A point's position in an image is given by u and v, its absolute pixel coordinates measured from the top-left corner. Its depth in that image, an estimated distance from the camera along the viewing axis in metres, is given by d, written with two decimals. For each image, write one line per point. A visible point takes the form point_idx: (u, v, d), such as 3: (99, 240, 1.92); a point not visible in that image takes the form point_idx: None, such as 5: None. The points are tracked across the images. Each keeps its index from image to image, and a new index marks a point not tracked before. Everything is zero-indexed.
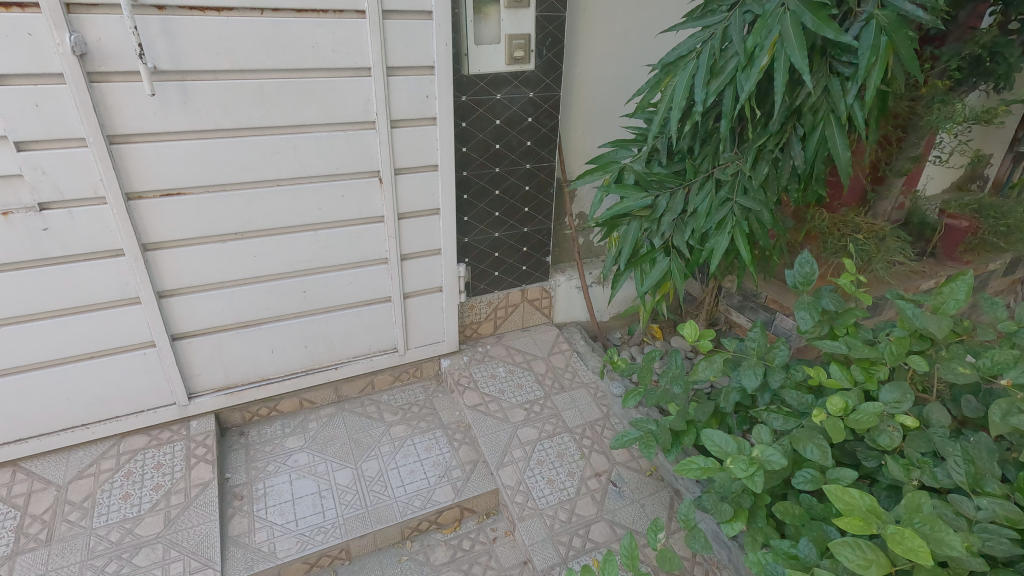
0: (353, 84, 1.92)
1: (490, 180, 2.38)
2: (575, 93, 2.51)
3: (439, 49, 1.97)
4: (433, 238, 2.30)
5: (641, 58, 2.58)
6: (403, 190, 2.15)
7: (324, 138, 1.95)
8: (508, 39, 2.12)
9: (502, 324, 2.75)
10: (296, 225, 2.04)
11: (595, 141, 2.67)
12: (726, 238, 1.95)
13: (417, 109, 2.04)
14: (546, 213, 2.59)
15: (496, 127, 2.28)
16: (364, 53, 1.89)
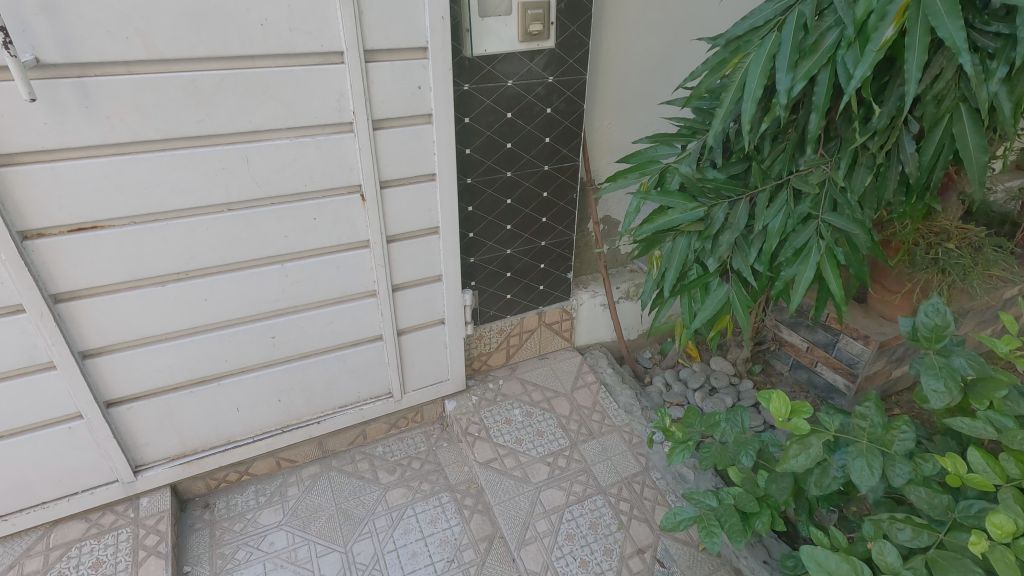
0: (320, 74, 1.44)
1: (501, 187, 1.93)
2: (601, 74, 2.04)
3: (434, 23, 1.49)
4: (431, 263, 1.86)
5: (680, 28, 2.10)
6: (392, 208, 1.69)
7: (286, 147, 1.48)
8: (521, 9, 1.64)
9: (515, 353, 2.33)
10: (257, 258, 1.60)
11: (624, 131, 2.21)
12: (811, 268, 1.50)
13: (407, 104, 1.57)
14: (567, 223, 2.14)
15: (507, 121, 1.81)
16: (333, 31, 1.41)
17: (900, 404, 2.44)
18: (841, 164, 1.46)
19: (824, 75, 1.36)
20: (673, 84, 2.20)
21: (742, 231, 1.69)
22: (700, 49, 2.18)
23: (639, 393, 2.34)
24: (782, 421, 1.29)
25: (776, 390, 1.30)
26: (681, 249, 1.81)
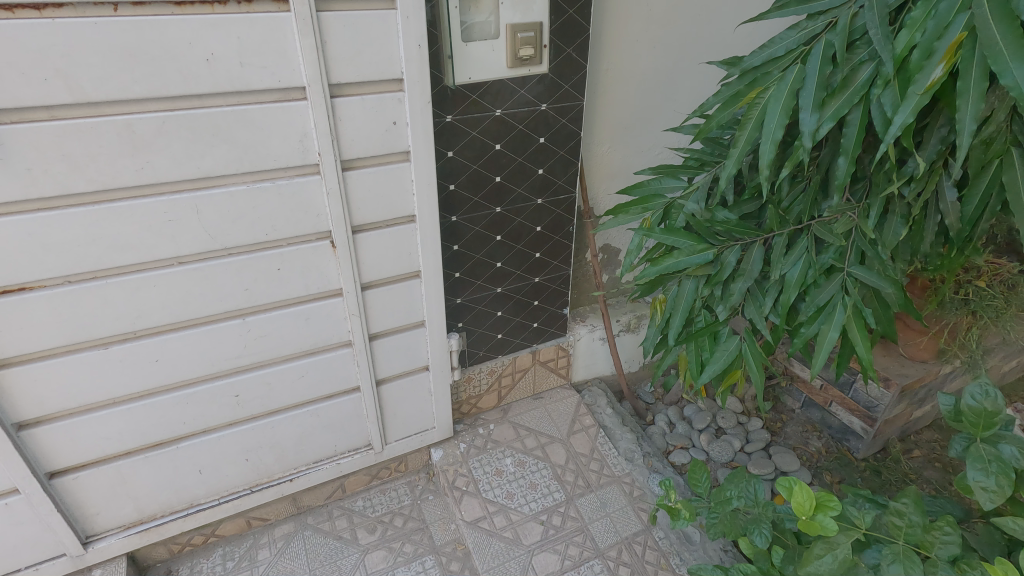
0: (278, 113, 1.26)
1: (490, 223, 1.76)
2: (601, 95, 1.87)
3: (410, 53, 1.32)
4: (412, 308, 1.69)
5: (685, 46, 1.92)
6: (366, 254, 1.53)
7: (243, 194, 1.32)
8: (510, 32, 1.46)
9: (507, 393, 2.16)
10: (215, 313, 1.43)
11: (625, 155, 2.04)
12: (835, 328, 1.32)
13: (381, 142, 1.39)
14: (563, 257, 1.97)
15: (495, 153, 1.64)
16: (293, 63, 1.23)
17: (919, 444, 2.28)
18: (871, 212, 1.29)
19: (855, 115, 1.18)
20: (678, 104, 2.03)
21: (757, 279, 1.52)
22: (709, 66, 2.00)
23: (641, 436, 2.18)
24: (806, 519, 1.11)
25: (797, 481, 1.13)
26: (687, 295, 1.64)
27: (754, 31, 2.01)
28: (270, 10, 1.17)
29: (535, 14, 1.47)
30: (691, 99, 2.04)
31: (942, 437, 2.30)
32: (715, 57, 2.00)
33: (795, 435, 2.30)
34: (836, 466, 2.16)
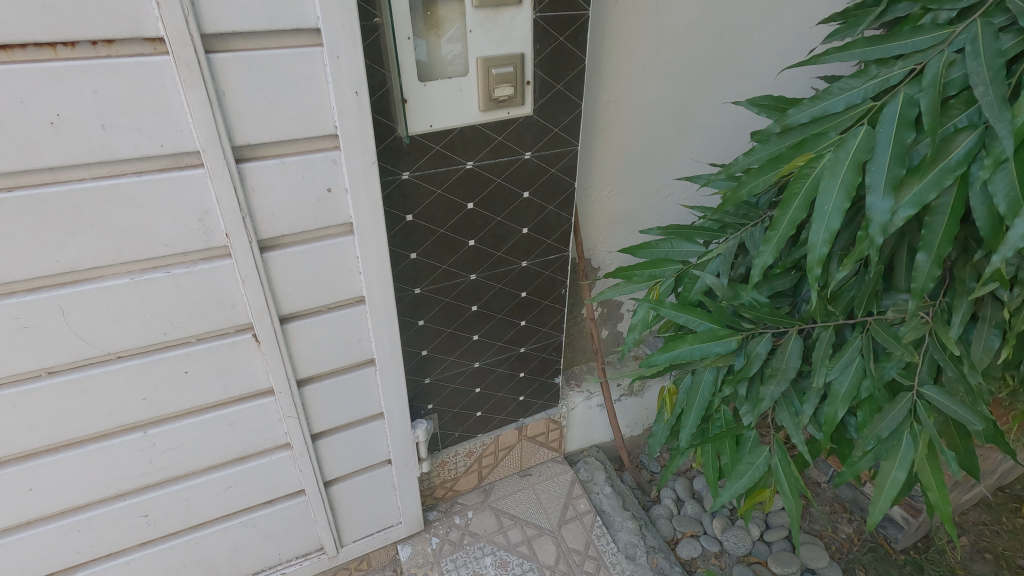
0: (165, 186, 0.94)
1: (463, 294, 1.44)
2: (600, 133, 1.55)
3: (344, 102, 0.99)
4: (367, 400, 1.38)
5: (703, 71, 1.59)
6: (302, 347, 1.22)
7: (127, 289, 1.00)
8: (482, 68, 1.14)
9: (489, 473, 1.86)
10: (105, 429, 1.13)
11: (629, 200, 1.73)
12: (902, 468, 1.00)
13: (311, 214, 1.08)
14: (554, 323, 1.66)
15: (468, 214, 1.32)
16: (179, 122, 0.90)
17: (965, 529, 1.97)
18: (954, 319, 0.97)
19: (946, 200, 0.86)
20: (693, 140, 1.70)
21: (792, 380, 1.21)
22: (731, 96, 1.67)
23: (644, 522, 1.87)
24: None
25: None
26: (704, 391, 1.33)
27: (787, 53, 1.67)
28: (140, 54, 0.85)
29: (514, 45, 1.15)
30: (708, 135, 1.71)
31: (990, 519, 2.00)
32: (739, 85, 1.66)
33: (821, 517, 1.99)
34: (870, 559, 1.85)
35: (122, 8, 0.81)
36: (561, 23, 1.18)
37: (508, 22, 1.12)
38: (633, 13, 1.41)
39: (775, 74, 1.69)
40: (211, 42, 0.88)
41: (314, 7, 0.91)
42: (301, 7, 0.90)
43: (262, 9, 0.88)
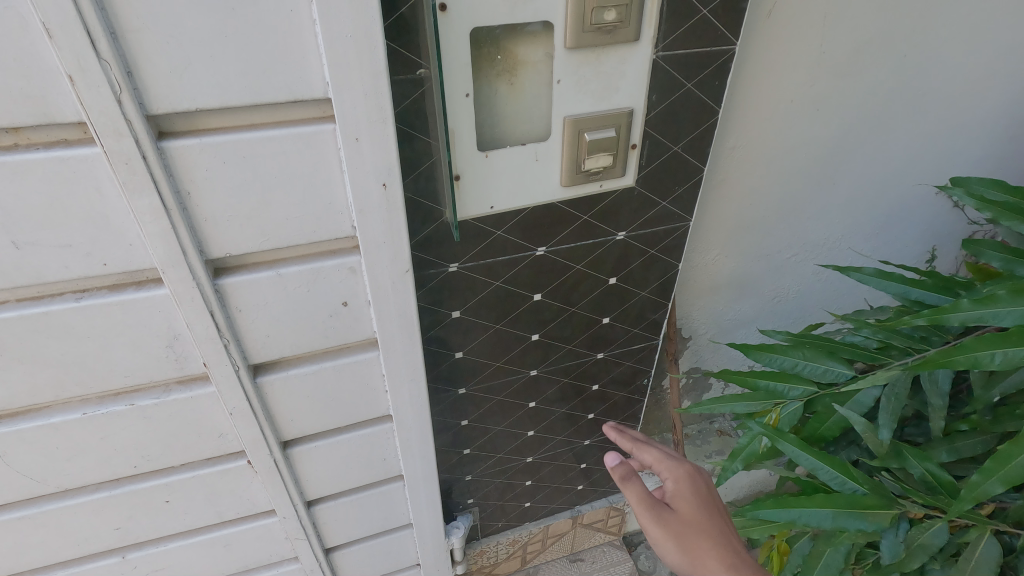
0: (118, 310, 0.68)
1: (520, 391, 1.14)
2: (716, 187, 1.16)
3: (365, 197, 0.67)
4: (394, 513, 1.13)
5: (873, 106, 1.14)
6: (314, 469, 0.96)
7: (80, 424, 0.76)
8: (571, 131, 0.79)
9: (534, 557, 1.60)
10: (72, 558, 0.92)
11: (740, 264, 1.33)
12: None
13: (320, 332, 0.79)
14: (630, 414, 1.34)
15: (534, 306, 1.00)
16: (126, 235, 0.62)
17: None
18: None
19: None
20: (839, 194, 1.28)
21: None
22: (903, 138, 1.22)
23: None
24: None
25: None
26: (828, 565, 0.97)
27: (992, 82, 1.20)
28: (61, 142, 0.56)
29: (620, 98, 0.79)
30: (860, 186, 1.27)
31: None
32: (917, 125, 1.21)
33: None
34: None
35: (19, 83, 0.51)
36: (692, 65, 0.81)
37: (614, 68, 0.76)
38: (791, 32, 0.99)
39: (970, 109, 1.22)
40: (169, 120, 0.59)
41: (322, 70, 0.58)
42: (301, 70, 0.58)
43: (240, 75, 0.56)
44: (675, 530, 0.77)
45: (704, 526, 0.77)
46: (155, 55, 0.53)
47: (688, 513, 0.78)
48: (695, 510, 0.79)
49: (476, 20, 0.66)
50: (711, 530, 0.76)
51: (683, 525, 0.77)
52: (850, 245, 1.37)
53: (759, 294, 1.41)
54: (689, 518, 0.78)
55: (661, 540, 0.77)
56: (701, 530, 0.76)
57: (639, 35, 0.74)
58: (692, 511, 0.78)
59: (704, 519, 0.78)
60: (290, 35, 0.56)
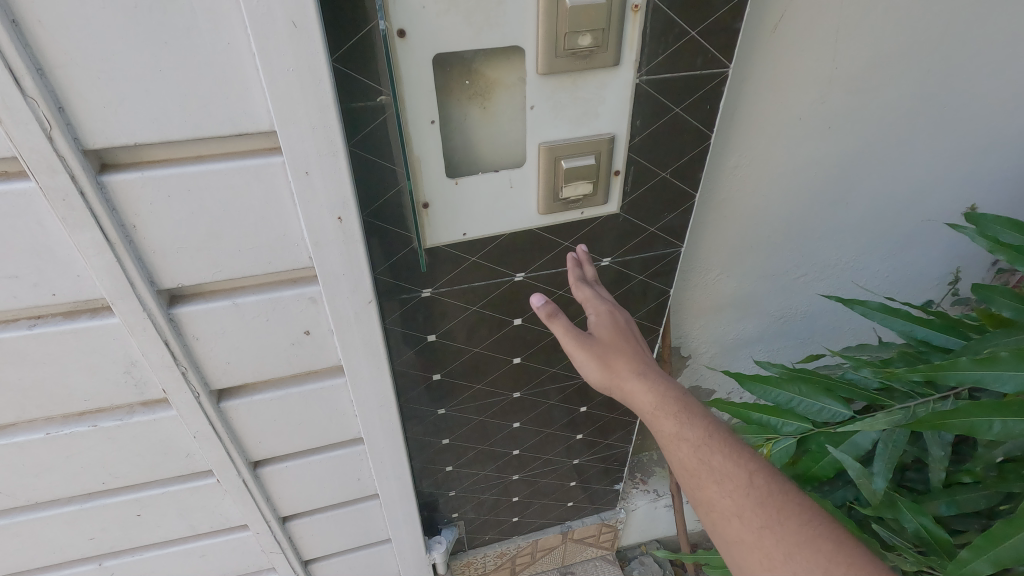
0: (72, 337, 0.67)
1: (503, 411, 1.12)
2: (718, 207, 1.07)
3: (319, 231, 0.65)
4: (372, 529, 1.12)
5: (893, 124, 1.06)
6: (286, 487, 0.96)
7: (44, 444, 0.76)
8: (548, 157, 0.74)
9: (524, 568, 1.58)
10: (48, 564, 0.93)
11: (743, 284, 1.25)
12: None
13: (283, 360, 0.77)
14: (622, 435, 1.31)
15: (514, 330, 0.97)
16: (73, 267, 0.61)
17: None
18: None
19: None
20: (853, 214, 1.19)
21: None
22: (926, 158, 1.14)
23: None
24: None
25: None
26: None
27: None
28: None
29: (601, 124, 0.74)
30: (877, 206, 1.19)
31: None
32: (942, 144, 1.12)
33: None
34: None
35: None
36: (681, 88, 0.75)
37: (592, 92, 0.71)
38: (801, 47, 0.91)
39: (1002, 128, 1.13)
40: (112, 153, 0.57)
41: (267, 103, 0.55)
42: (244, 102, 0.55)
43: (179, 108, 0.54)
44: (593, 349, 0.72)
45: (620, 344, 0.72)
46: (88, 90, 0.51)
47: (607, 333, 0.74)
48: (615, 334, 0.74)
49: (439, 46, 0.62)
50: (627, 346, 0.72)
51: (602, 343, 0.72)
52: (863, 267, 1.29)
53: (765, 316, 1.33)
54: (609, 337, 0.73)
55: (581, 359, 0.73)
56: (617, 348, 0.72)
57: (619, 59, 0.69)
58: (612, 330, 0.74)
59: (622, 340, 0.73)
60: (230, 67, 0.53)
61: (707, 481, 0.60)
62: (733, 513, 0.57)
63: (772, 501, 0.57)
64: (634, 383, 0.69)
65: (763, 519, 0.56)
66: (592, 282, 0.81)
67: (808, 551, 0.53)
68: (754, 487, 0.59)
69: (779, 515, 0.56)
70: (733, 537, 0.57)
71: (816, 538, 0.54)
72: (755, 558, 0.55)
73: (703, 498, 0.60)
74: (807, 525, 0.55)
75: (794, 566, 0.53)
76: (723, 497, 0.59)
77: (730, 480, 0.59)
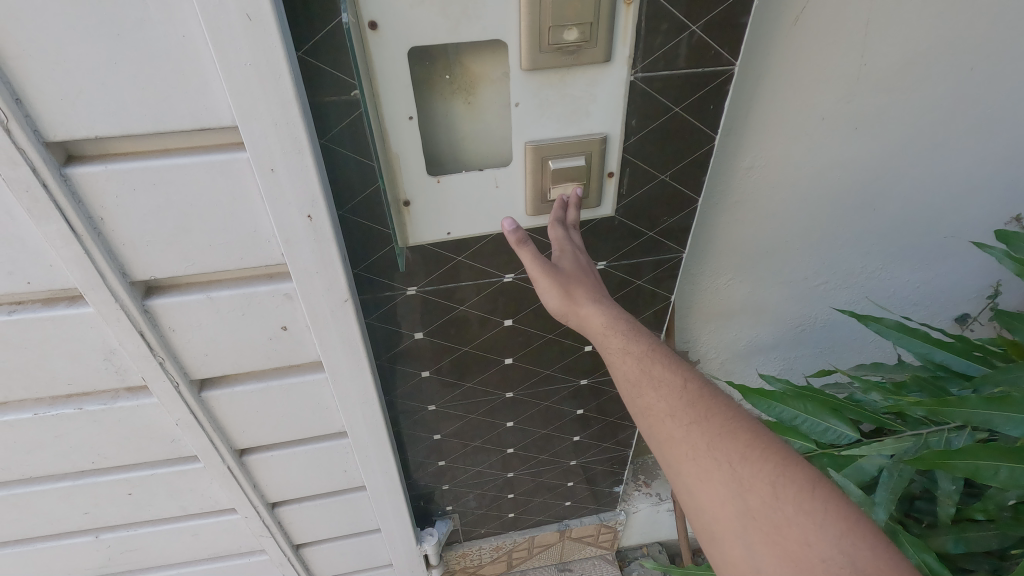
0: (50, 325, 0.67)
1: (496, 410, 1.10)
2: (731, 209, 0.99)
3: (288, 229, 0.63)
4: (361, 519, 1.12)
5: (930, 126, 0.97)
6: (273, 475, 0.96)
7: (33, 424, 0.78)
8: (536, 157, 0.71)
9: (521, 562, 1.58)
10: (47, 534, 0.97)
11: (758, 291, 1.16)
12: None
13: (262, 354, 0.77)
14: (620, 437, 1.28)
15: (505, 331, 0.95)
16: (45, 257, 0.61)
17: None
18: None
19: None
20: (883, 223, 1.10)
21: None
22: (965, 164, 1.04)
23: None
24: None
25: None
26: None
27: None
28: None
29: (593, 123, 0.70)
30: (908, 213, 1.10)
31: None
32: (985, 149, 1.03)
33: None
34: None
35: None
36: (679, 87, 0.71)
37: (582, 90, 0.67)
38: (827, 41, 0.82)
39: None
40: (78, 145, 0.56)
41: (227, 97, 0.54)
42: (205, 97, 0.54)
43: (138, 102, 0.53)
44: (556, 277, 0.69)
45: (583, 276, 0.71)
46: (45, 81, 0.50)
47: (572, 265, 0.71)
48: (580, 268, 0.71)
49: (413, 39, 0.59)
50: (589, 279, 0.71)
51: (566, 272, 0.70)
52: (891, 277, 1.20)
53: (781, 327, 1.25)
54: (573, 270, 0.71)
55: (543, 287, 0.69)
56: (581, 279, 0.70)
57: (611, 55, 0.64)
58: (577, 264, 0.71)
59: (586, 274, 0.71)
60: (187, 60, 0.51)
61: (645, 387, 0.62)
62: (666, 414, 0.59)
63: (702, 401, 0.60)
64: (590, 309, 0.68)
65: (692, 418, 0.58)
66: (569, 226, 0.75)
67: (729, 441, 0.56)
68: (687, 391, 0.61)
69: (707, 413, 0.59)
70: (664, 436, 0.59)
71: (737, 431, 0.57)
72: (682, 451, 0.57)
73: (640, 404, 0.62)
74: (730, 421, 0.58)
75: (717, 455, 0.56)
76: (659, 401, 0.60)
77: (666, 385, 0.61)
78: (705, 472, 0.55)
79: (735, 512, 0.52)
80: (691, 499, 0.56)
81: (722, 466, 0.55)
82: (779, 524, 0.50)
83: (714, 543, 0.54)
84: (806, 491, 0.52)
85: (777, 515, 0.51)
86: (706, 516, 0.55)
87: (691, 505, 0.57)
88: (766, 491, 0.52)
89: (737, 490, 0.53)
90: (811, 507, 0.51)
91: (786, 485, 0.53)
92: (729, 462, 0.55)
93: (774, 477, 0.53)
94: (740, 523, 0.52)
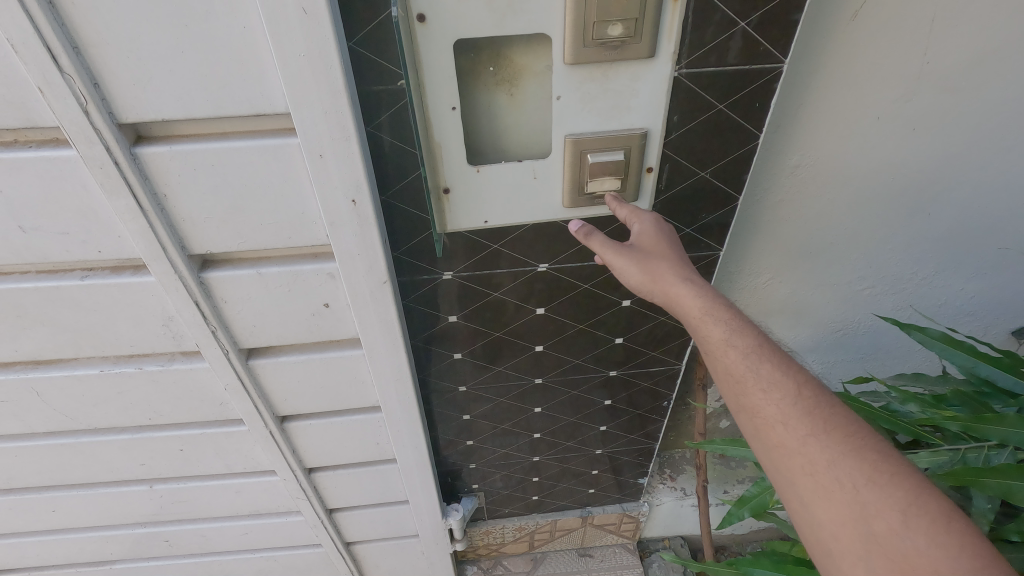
0: (117, 290, 0.73)
1: (525, 395, 1.12)
2: (775, 207, 0.97)
3: (333, 212, 0.66)
4: (391, 489, 1.17)
5: (996, 128, 0.92)
6: (312, 442, 1.02)
7: (99, 379, 0.85)
8: (575, 150, 0.71)
9: (543, 544, 1.62)
10: (107, 480, 1.05)
11: (801, 291, 1.13)
12: None
13: (305, 329, 0.81)
14: (647, 430, 1.28)
15: (537, 318, 0.96)
16: (115, 229, 0.66)
17: None
18: None
19: None
20: (937, 229, 1.05)
21: None
22: None
23: None
24: None
25: None
26: None
27: None
28: (50, 142, 0.60)
29: (634, 118, 0.70)
30: (966, 220, 1.04)
31: None
32: None
33: None
34: None
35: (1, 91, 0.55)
36: (726, 83, 0.70)
37: (625, 85, 0.67)
38: (888, 37, 0.79)
39: None
40: (146, 126, 0.61)
41: (282, 86, 0.57)
42: (261, 84, 0.57)
43: (200, 88, 0.56)
44: (634, 253, 0.67)
45: (663, 248, 0.68)
46: (119, 67, 0.54)
47: (648, 238, 0.69)
48: (658, 241, 0.69)
49: (460, 32, 0.60)
50: (671, 250, 0.68)
51: (642, 247, 0.68)
52: (942, 284, 1.15)
53: (822, 329, 1.22)
54: (651, 245, 0.68)
55: (621, 263, 0.67)
56: (662, 252, 0.67)
57: (656, 50, 0.64)
58: (655, 240, 0.69)
59: (665, 245, 0.68)
60: (246, 50, 0.54)
61: (754, 389, 0.57)
62: (778, 421, 0.55)
63: (818, 411, 0.55)
64: (679, 287, 0.64)
65: (809, 429, 0.54)
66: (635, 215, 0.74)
67: (853, 459, 0.52)
68: (802, 399, 0.56)
69: (825, 425, 0.54)
70: (777, 445, 0.55)
71: (862, 449, 0.53)
72: (797, 463, 0.54)
73: (746, 405, 0.58)
74: (853, 436, 0.54)
75: (839, 475, 0.52)
76: (770, 405, 0.56)
77: (778, 388, 0.57)
78: (825, 490, 0.52)
79: (858, 536, 0.49)
80: (804, 513, 0.53)
81: (845, 487, 0.51)
82: (910, 555, 0.47)
83: (830, 562, 0.51)
84: (940, 523, 0.48)
85: (906, 545, 0.47)
86: (822, 532, 0.52)
87: (802, 517, 0.54)
88: (894, 517, 0.49)
89: (861, 513, 0.50)
90: (946, 541, 0.47)
91: (918, 515, 0.49)
92: (853, 484, 0.51)
93: (905, 505, 0.49)
94: (863, 547, 0.49)
